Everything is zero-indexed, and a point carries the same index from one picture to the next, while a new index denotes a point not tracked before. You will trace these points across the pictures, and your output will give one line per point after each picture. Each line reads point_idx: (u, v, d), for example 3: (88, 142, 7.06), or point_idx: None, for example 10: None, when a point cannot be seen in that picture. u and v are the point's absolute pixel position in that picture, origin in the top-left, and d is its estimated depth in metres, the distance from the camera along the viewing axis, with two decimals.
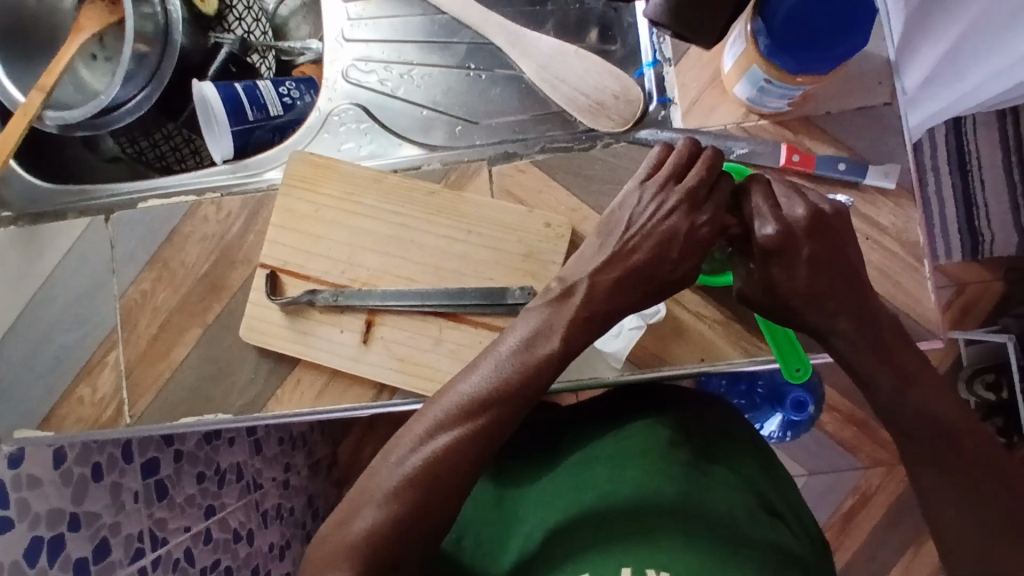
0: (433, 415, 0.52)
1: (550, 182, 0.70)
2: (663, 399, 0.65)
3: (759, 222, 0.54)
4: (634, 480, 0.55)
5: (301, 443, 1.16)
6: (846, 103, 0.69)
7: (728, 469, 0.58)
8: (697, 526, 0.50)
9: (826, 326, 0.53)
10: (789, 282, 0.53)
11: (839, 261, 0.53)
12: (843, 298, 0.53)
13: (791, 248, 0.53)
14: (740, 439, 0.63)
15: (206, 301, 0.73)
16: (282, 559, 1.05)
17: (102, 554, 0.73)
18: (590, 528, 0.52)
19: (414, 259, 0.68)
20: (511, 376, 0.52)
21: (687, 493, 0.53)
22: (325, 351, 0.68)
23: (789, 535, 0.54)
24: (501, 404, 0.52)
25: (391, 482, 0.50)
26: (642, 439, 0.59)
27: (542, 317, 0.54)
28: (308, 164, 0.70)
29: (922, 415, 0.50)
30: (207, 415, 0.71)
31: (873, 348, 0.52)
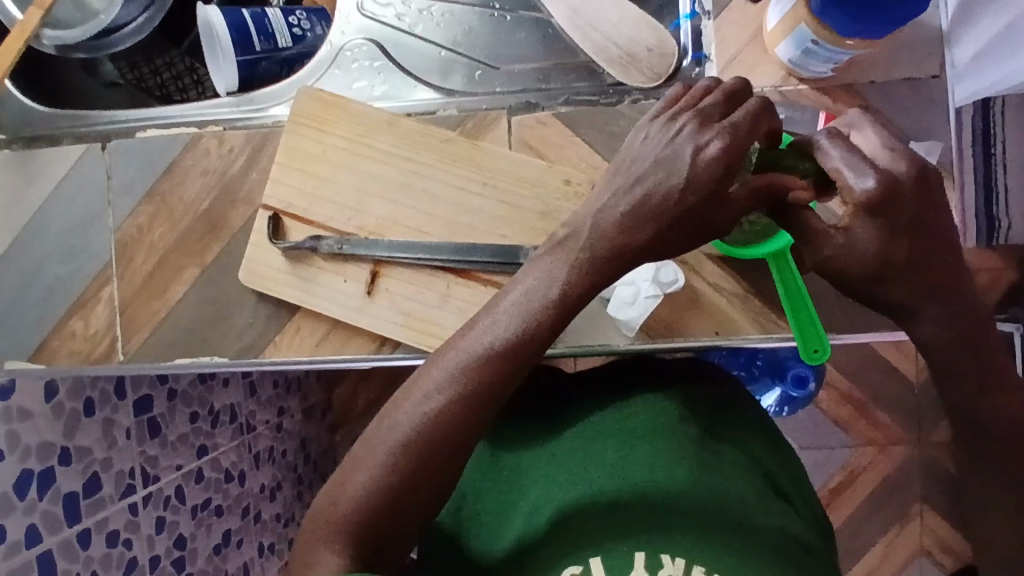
0: (432, 378, 0.50)
1: (571, 136, 0.66)
2: (675, 372, 0.62)
3: (840, 173, 0.46)
4: (643, 459, 0.53)
5: (296, 387, 1.15)
6: (892, 72, 0.65)
7: (736, 447, 0.56)
8: (712, 514, 0.49)
9: (902, 302, 0.49)
10: (886, 248, 0.47)
11: (936, 226, 0.47)
12: (938, 281, 0.49)
13: (893, 206, 0.46)
14: (746, 416, 0.61)
15: (205, 240, 0.70)
16: (272, 501, 1.06)
17: (92, 489, 0.72)
18: (597, 511, 0.50)
19: (425, 210, 0.65)
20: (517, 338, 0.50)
21: (701, 476, 0.51)
22: (327, 299, 0.65)
23: (797, 520, 0.53)
24: (501, 365, 0.49)
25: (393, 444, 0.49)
26: (650, 414, 0.57)
27: (546, 267, 0.50)
28: (316, 101, 0.66)
29: (993, 409, 0.52)
30: (203, 357, 0.69)
31: (948, 331, 0.50)
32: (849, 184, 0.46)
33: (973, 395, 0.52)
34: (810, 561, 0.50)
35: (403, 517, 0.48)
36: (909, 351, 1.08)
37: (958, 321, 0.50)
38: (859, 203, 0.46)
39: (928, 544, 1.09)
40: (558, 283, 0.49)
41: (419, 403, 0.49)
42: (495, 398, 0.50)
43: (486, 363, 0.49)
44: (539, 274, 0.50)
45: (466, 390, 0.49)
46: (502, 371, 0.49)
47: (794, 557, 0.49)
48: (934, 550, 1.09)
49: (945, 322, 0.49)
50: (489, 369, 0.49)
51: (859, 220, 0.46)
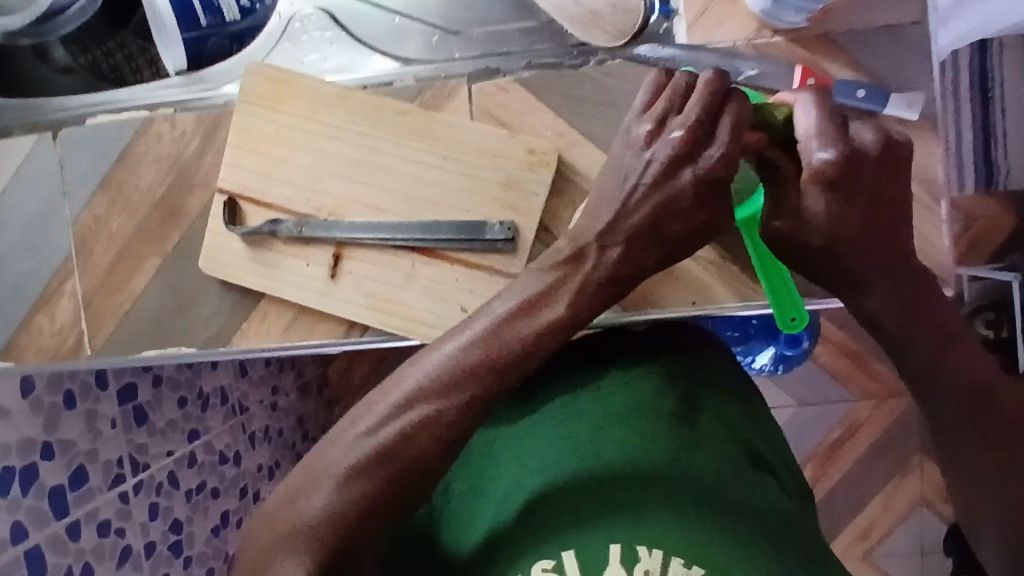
0: (409, 386, 0.50)
1: (534, 101, 0.63)
2: (646, 345, 0.61)
3: (809, 141, 0.50)
4: (619, 437, 0.52)
5: (288, 365, 1.15)
6: (869, 18, 0.61)
7: (713, 418, 0.56)
8: (687, 495, 0.49)
9: (858, 275, 0.52)
10: (847, 222, 0.50)
11: (887, 196, 0.51)
12: (880, 259, 0.52)
13: (851, 172, 0.50)
14: (722, 382, 0.60)
15: (164, 228, 0.68)
16: (270, 479, 1.07)
17: (79, 480, 0.73)
18: (572, 497, 0.50)
19: (384, 186, 0.62)
20: (506, 348, 0.50)
21: (676, 456, 0.51)
22: (292, 285, 0.63)
23: (775, 492, 0.53)
24: (497, 374, 0.49)
25: (356, 446, 0.49)
26: (624, 391, 0.56)
27: (548, 278, 0.51)
28: (266, 79, 0.63)
29: (950, 377, 0.52)
30: (171, 347, 0.68)
31: (905, 303, 0.52)
32: (810, 154, 0.49)
33: (929, 359, 0.52)
34: (792, 538, 0.50)
35: (367, 532, 0.48)
36: None
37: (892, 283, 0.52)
38: (820, 172, 0.49)
39: (928, 494, 1.10)
40: (565, 300, 0.51)
41: (388, 408, 0.49)
42: (476, 410, 0.49)
43: (472, 371, 0.49)
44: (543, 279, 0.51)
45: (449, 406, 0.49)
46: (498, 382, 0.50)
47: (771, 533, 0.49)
48: (933, 499, 1.09)
49: (882, 287, 0.52)
50: (477, 383, 0.49)
51: (824, 187, 0.50)
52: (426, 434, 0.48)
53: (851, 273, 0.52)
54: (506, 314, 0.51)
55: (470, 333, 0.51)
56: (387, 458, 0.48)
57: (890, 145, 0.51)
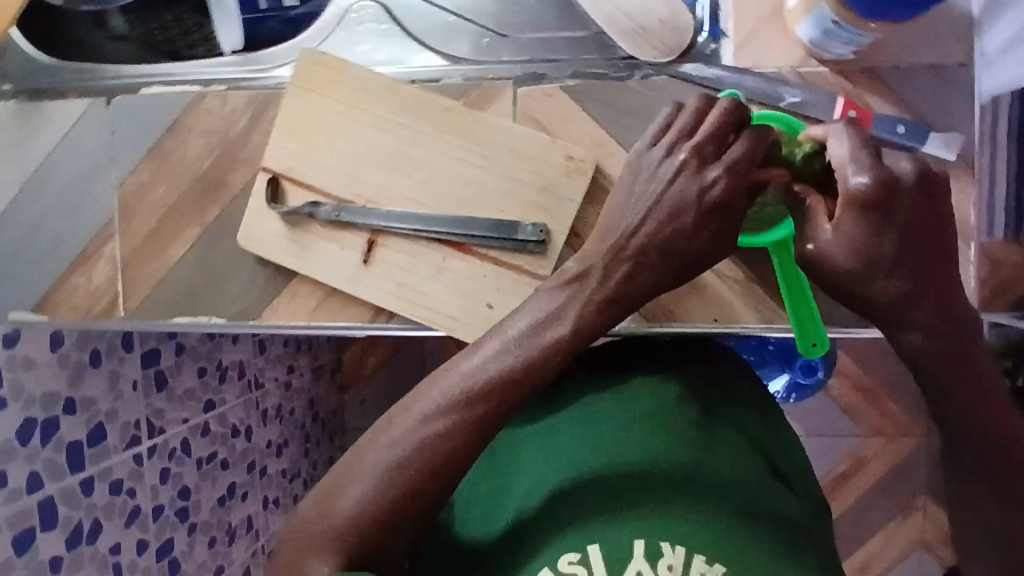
0: (422, 406, 0.52)
1: (577, 109, 0.64)
2: (664, 355, 0.62)
3: (843, 167, 0.48)
4: (641, 438, 0.54)
5: (305, 347, 1.19)
6: (915, 56, 0.62)
7: (735, 425, 0.57)
8: (707, 497, 0.50)
9: (902, 315, 0.49)
10: (885, 250, 0.48)
11: (933, 233, 0.48)
12: (931, 302, 0.49)
13: (890, 199, 0.47)
14: (744, 394, 0.61)
15: (205, 201, 0.70)
16: (278, 457, 1.10)
17: (97, 438, 0.74)
18: (594, 495, 0.51)
19: (423, 180, 0.64)
20: (521, 363, 0.52)
21: (696, 459, 0.53)
22: (324, 266, 0.65)
23: (792, 501, 0.54)
24: (506, 390, 0.51)
25: (377, 455, 0.51)
26: (646, 394, 0.57)
27: (561, 299, 0.53)
28: (317, 65, 0.65)
29: (983, 433, 0.51)
30: (201, 317, 0.69)
31: (947, 348, 0.50)
32: (846, 179, 0.47)
33: (960, 407, 0.51)
34: (809, 545, 0.51)
35: (387, 537, 0.49)
36: None
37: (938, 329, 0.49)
38: (855, 198, 0.47)
39: (930, 537, 1.09)
40: (569, 317, 0.53)
41: (406, 420, 0.51)
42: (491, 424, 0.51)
43: (485, 388, 0.51)
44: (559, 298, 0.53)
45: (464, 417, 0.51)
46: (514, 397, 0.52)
47: (790, 539, 0.50)
48: (934, 542, 1.08)
49: (928, 328, 0.49)
50: (488, 399, 0.51)
51: (855, 213, 0.48)
52: (442, 447, 0.50)
53: (898, 313, 0.49)
54: (520, 339, 0.53)
55: (487, 351, 0.53)
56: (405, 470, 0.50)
57: (929, 174, 0.48)
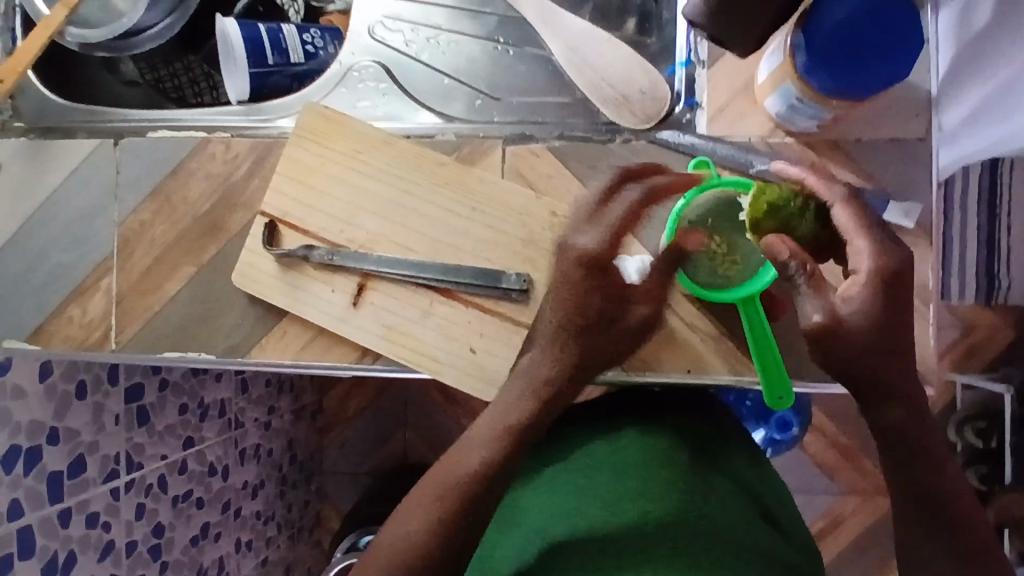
0: (432, 493, 0.55)
1: (562, 168, 0.68)
2: (657, 408, 0.66)
3: (849, 238, 0.51)
4: (634, 490, 0.58)
5: (287, 388, 1.21)
6: (877, 131, 0.67)
7: (722, 475, 0.61)
8: (699, 545, 0.53)
9: (887, 396, 0.51)
10: (889, 330, 0.49)
11: (910, 317, 0.50)
12: (906, 382, 0.51)
13: (896, 285, 0.49)
14: (732, 446, 0.65)
15: (203, 240, 0.73)
16: (254, 497, 1.09)
17: (78, 469, 0.75)
18: (593, 548, 0.54)
19: (414, 228, 0.67)
20: (515, 426, 0.57)
21: (687, 510, 0.56)
22: (315, 307, 0.67)
23: (782, 545, 0.58)
24: (500, 455, 0.56)
25: (394, 539, 0.54)
26: (638, 448, 0.62)
27: (537, 357, 0.59)
28: (320, 118, 0.69)
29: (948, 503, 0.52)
30: (191, 352, 0.71)
31: (914, 429, 0.52)
32: (860, 262, 0.49)
33: (929, 483, 0.52)
34: None
35: None
36: None
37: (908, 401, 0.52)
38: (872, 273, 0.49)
39: None
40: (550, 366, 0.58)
41: (422, 505, 0.55)
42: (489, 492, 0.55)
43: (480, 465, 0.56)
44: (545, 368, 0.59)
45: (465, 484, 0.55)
46: (509, 460, 0.57)
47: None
48: None
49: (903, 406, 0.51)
50: (490, 465, 0.56)
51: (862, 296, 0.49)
52: (450, 525, 0.53)
53: (881, 395, 0.51)
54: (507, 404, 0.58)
55: (483, 421, 0.58)
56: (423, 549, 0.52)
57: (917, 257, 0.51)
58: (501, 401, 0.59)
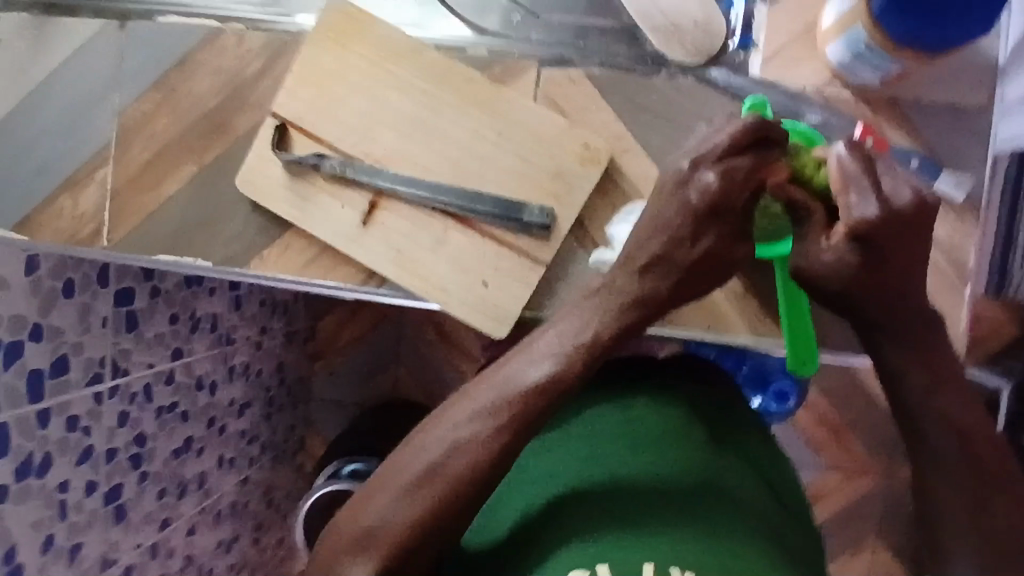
0: (453, 415, 0.53)
1: (599, 99, 0.63)
2: (674, 377, 0.64)
3: (844, 189, 0.49)
4: (651, 459, 0.56)
5: (281, 310, 1.18)
6: (939, 94, 0.62)
7: (738, 451, 0.60)
8: (717, 519, 0.52)
9: (874, 317, 0.52)
10: (869, 266, 0.50)
11: (908, 249, 0.50)
12: (904, 311, 0.52)
13: (885, 228, 0.48)
14: (747, 423, 0.64)
15: (207, 139, 0.68)
16: (239, 417, 1.08)
17: (59, 370, 0.72)
18: (606, 514, 0.52)
19: (435, 148, 0.63)
20: (547, 375, 0.53)
21: (705, 484, 0.54)
22: (322, 222, 0.63)
23: (795, 532, 0.56)
24: (522, 402, 0.52)
25: (404, 464, 0.52)
26: (654, 417, 0.60)
27: (589, 314, 0.54)
28: (343, 16, 0.63)
29: (945, 415, 0.51)
30: (186, 258, 0.68)
31: (914, 347, 0.52)
32: (847, 208, 0.48)
33: (934, 400, 0.52)
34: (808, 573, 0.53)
35: (423, 535, 0.50)
36: None
37: (909, 334, 0.52)
38: (856, 225, 0.48)
39: None
40: (592, 325, 0.54)
41: (443, 431, 0.52)
42: (513, 432, 0.52)
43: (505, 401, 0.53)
44: (605, 304, 0.55)
45: (500, 422, 0.52)
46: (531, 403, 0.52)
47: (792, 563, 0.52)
48: None
49: (902, 337, 0.52)
50: (517, 406, 0.52)
51: (851, 245, 0.49)
52: (464, 455, 0.51)
53: (868, 316, 0.52)
54: (549, 345, 0.54)
55: (516, 358, 0.54)
56: (434, 476, 0.51)
57: (925, 204, 0.49)
58: (542, 347, 0.54)
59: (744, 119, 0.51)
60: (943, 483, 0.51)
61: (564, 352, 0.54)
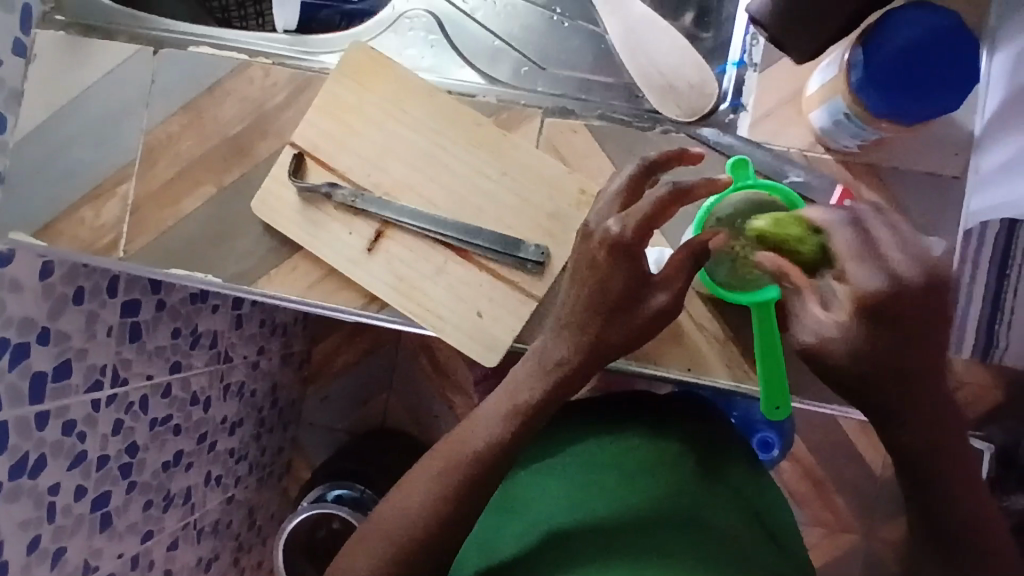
0: (438, 461, 0.60)
1: (598, 148, 0.68)
2: (668, 415, 0.70)
3: (846, 262, 0.50)
4: (642, 489, 0.63)
5: (281, 331, 1.21)
6: (915, 162, 0.67)
7: (730, 484, 0.66)
8: (700, 543, 0.59)
9: (891, 406, 0.54)
10: (882, 348, 0.51)
11: (931, 328, 0.50)
12: (922, 396, 0.53)
13: (892, 306, 0.49)
14: (740, 453, 0.70)
15: (227, 162, 0.72)
16: (230, 435, 1.09)
17: (62, 374, 0.75)
18: (601, 540, 0.60)
19: (441, 184, 0.67)
20: (532, 402, 0.61)
21: (692, 512, 0.62)
22: (329, 247, 0.67)
23: (783, 557, 0.63)
24: (502, 436, 0.60)
25: (393, 509, 0.59)
26: (646, 449, 0.66)
27: (546, 342, 0.61)
28: (364, 58, 0.68)
29: (954, 516, 0.56)
30: (197, 273, 0.71)
31: (929, 435, 0.54)
32: (851, 277, 0.49)
33: (944, 494, 0.56)
34: None
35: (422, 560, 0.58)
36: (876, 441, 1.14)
37: (931, 420, 0.54)
38: (858, 296, 0.49)
39: None
40: (563, 352, 0.60)
41: (431, 467, 0.60)
42: (501, 459, 0.60)
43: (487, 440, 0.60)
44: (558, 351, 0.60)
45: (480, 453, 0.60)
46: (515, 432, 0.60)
47: None
48: None
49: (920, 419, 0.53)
50: (499, 438, 0.60)
51: (869, 317, 0.50)
52: (454, 490, 0.59)
53: (887, 405, 0.54)
54: (527, 376, 0.61)
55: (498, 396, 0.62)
56: (426, 518, 0.58)
57: (938, 275, 0.49)
58: (515, 380, 0.62)
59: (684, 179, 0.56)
60: (935, 563, 0.59)
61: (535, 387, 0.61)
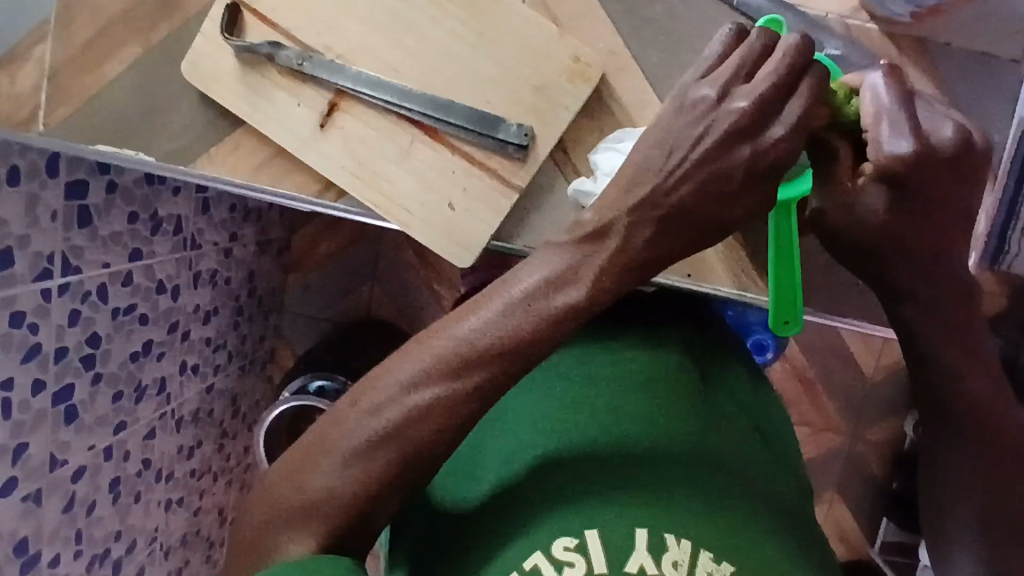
0: (414, 365, 0.48)
1: (597, 8, 0.56)
2: (667, 319, 0.63)
3: (880, 126, 0.46)
4: (640, 413, 0.56)
5: (253, 217, 1.12)
6: (973, 34, 0.56)
7: (730, 398, 0.61)
8: (703, 478, 0.54)
9: (903, 286, 0.51)
10: (909, 226, 0.48)
11: (959, 202, 0.48)
12: (938, 282, 0.50)
13: (919, 175, 0.46)
14: (737, 365, 0.64)
15: (154, 17, 0.61)
16: (204, 324, 1.03)
17: (1, 263, 0.66)
18: (594, 475, 0.53)
19: (407, 47, 0.56)
20: (531, 322, 0.47)
21: (695, 439, 0.56)
22: (275, 123, 0.57)
23: (782, 476, 0.59)
24: (503, 362, 0.47)
25: (357, 428, 0.48)
26: (643, 365, 0.59)
27: (565, 258, 0.47)
28: None
29: (969, 403, 0.53)
30: (128, 151, 0.61)
31: (940, 319, 0.52)
32: (882, 142, 0.46)
33: (960, 385, 0.53)
34: (792, 522, 0.56)
35: (385, 496, 0.48)
36: (873, 345, 1.09)
37: (940, 304, 0.51)
38: (889, 165, 0.46)
39: (829, 531, 1.14)
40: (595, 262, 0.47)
41: (404, 380, 0.48)
42: (495, 388, 0.48)
43: (482, 356, 0.47)
44: (566, 257, 0.48)
45: (475, 383, 0.47)
46: (516, 352, 0.47)
47: (776, 513, 0.55)
48: (832, 536, 1.14)
49: (934, 307, 0.51)
50: (501, 358, 0.47)
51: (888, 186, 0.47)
52: (433, 416, 0.47)
53: (900, 288, 0.52)
54: (528, 297, 0.47)
55: (495, 306, 0.48)
56: (390, 442, 0.47)
57: (977, 147, 0.46)
58: (518, 292, 0.48)
59: (786, 40, 0.45)
60: (960, 471, 0.54)
61: (538, 291, 0.47)
